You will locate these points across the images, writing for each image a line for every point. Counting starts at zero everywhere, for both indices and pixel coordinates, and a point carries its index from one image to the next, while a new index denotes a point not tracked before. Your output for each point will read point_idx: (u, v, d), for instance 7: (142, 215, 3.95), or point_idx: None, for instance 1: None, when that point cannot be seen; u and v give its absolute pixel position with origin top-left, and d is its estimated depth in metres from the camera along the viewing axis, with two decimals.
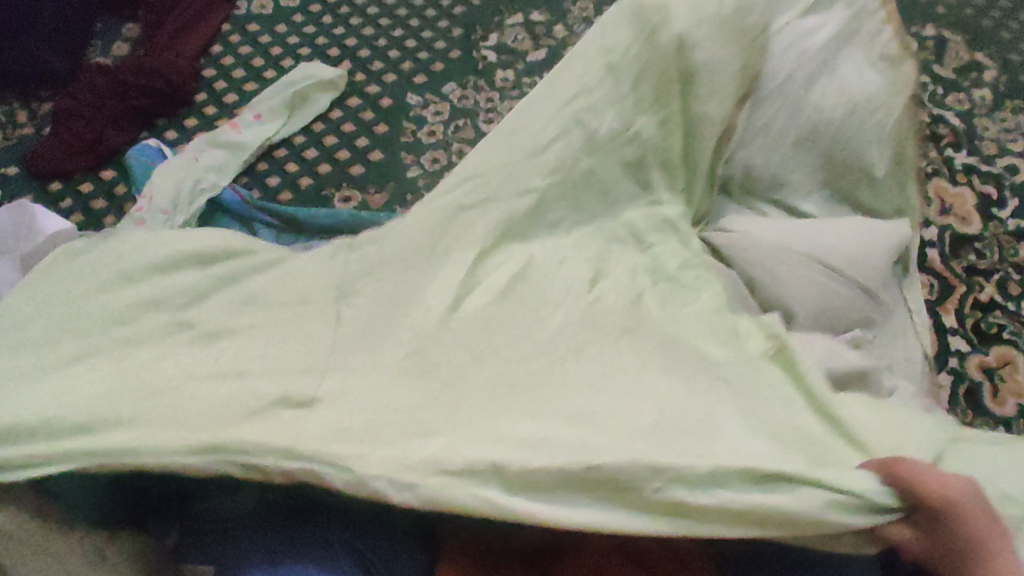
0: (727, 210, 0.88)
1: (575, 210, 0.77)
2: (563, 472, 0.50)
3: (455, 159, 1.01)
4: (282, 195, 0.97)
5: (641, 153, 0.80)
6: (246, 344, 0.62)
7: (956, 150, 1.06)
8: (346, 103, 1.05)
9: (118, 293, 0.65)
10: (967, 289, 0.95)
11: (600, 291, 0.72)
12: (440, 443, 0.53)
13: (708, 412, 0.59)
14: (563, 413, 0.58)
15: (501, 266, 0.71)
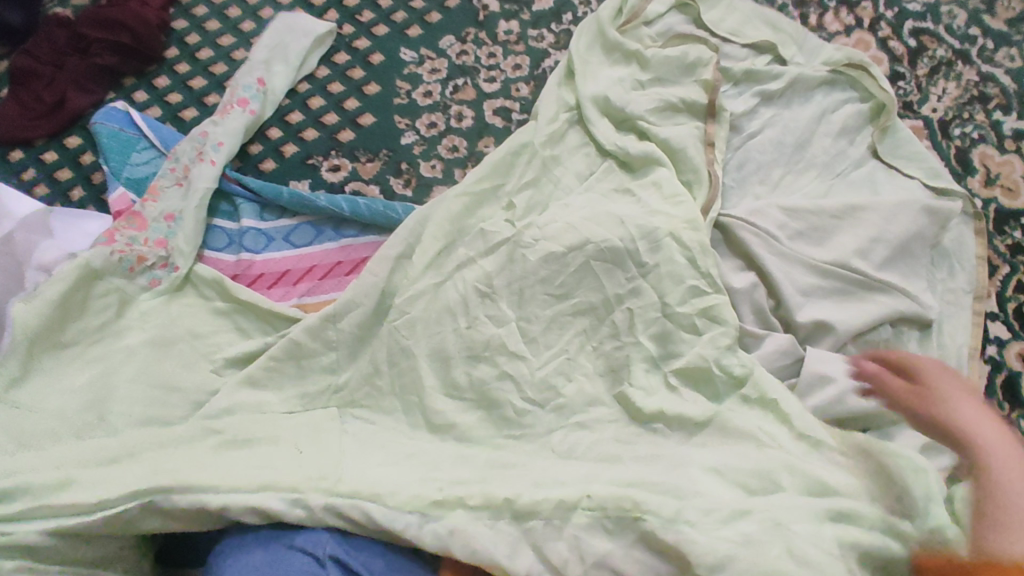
0: (733, 221, 0.85)
1: (559, 259, 0.80)
2: (527, 500, 0.66)
3: (454, 124, 0.92)
4: (265, 164, 0.89)
5: (627, 193, 0.86)
6: (265, 420, 0.73)
7: (1006, 113, 0.96)
8: (333, 59, 0.95)
9: (150, 368, 0.75)
10: (1009, 271, 0.89)
11: (579, 361, 0.78)
12: (435, 493, 0.68)
13: (663, 459, 0.71)
14: (535, 467, 0.71)
15: (498, 325, 0.78)
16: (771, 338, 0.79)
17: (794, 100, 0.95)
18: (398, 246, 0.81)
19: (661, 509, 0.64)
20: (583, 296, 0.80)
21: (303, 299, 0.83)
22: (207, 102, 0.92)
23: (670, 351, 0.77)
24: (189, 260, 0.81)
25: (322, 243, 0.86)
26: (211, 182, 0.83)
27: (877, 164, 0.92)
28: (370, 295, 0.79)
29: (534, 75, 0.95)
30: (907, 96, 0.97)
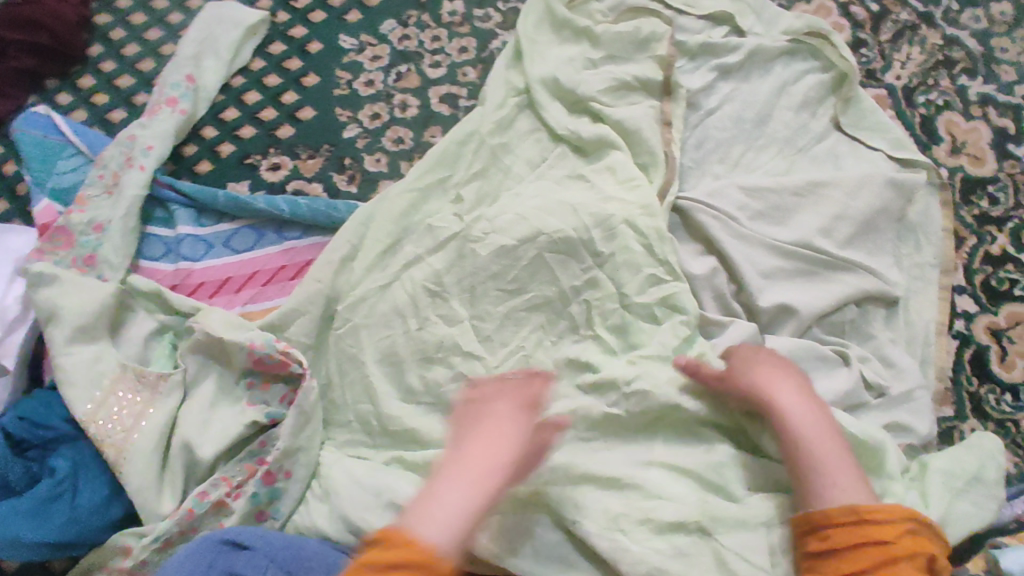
0: (692, 202, 0.82)
1: (509, 250, 0.77)
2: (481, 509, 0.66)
3: (398, 115, 0.87)
4: (200, 166, 0.85)
5: (580, 178, 0.82)
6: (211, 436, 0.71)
7: (971, 78, 0.93)
8: (268, 49, 0.90)
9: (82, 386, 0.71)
10: (976, 242, 0.87)
11: (536, 357, 0.75)
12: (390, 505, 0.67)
13: (622, 460, 0.68)
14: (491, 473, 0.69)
15: (449, 325, 0.75)
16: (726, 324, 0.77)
17: (753, 72, 0.91)
18: (342, 249, 0.78)
19: (615, 512, 0.64)
20: (538, 290, 0.76)
21: (246, 307, 0.79)
22: (136, 102, 0.87)
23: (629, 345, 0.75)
24: (121, 272, 0.76)
25: (264, 247, 0.82)
26: (141, 190, 0.79)
27: (840, 136, 0.89)
28: (316, 302, 0.76)
29: (480, 58, 0.91)
30: (870, 64, 0.94)
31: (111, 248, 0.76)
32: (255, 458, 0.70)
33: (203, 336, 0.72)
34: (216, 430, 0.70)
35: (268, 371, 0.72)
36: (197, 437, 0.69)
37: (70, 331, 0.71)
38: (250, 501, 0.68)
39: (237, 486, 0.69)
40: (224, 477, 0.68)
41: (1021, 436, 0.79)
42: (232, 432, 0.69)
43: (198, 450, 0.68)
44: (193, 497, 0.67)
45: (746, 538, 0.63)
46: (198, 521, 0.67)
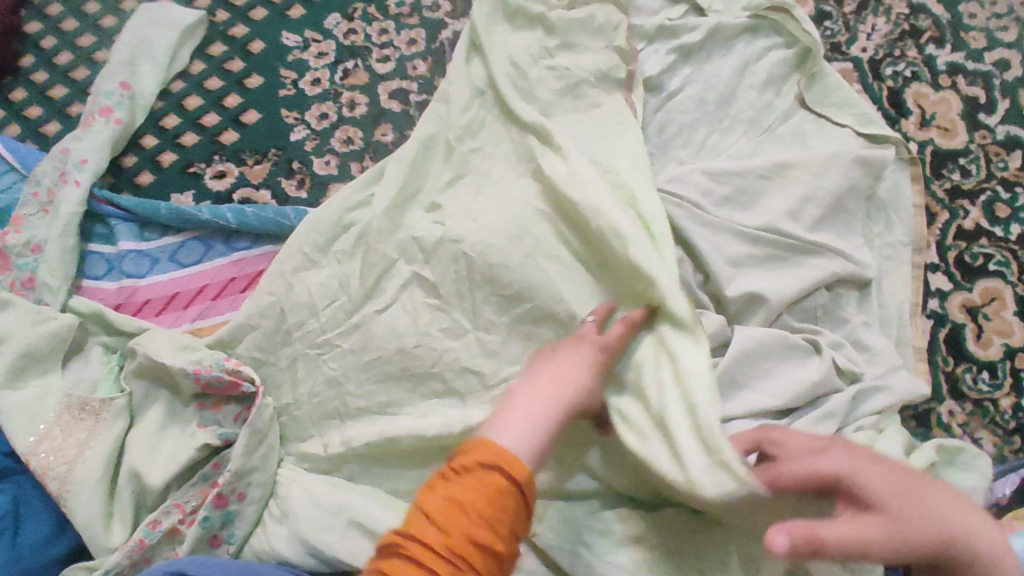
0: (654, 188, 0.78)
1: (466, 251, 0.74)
2: None
3: (347, 114, 0.84)
4: (142, 177, 0.81)
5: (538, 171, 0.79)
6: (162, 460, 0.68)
7: (939, 47, 0.90)
8: (208, 51, 0.87)
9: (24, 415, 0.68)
10: (948, 218, 0.84)
11: None
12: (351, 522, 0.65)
13: None
14: None
15: None
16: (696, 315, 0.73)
17: (714, 52, 0.88)
18: (293, 259, 0.74)
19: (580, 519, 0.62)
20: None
21: (195, 323, 0.76)
22: (70, 113, 0.83)
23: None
24: (60, 295, 0.73)
25: (211, 259, 0.79)
26: (77, 207, 0.75)
27: (806, 114, 0.86)
28: (266, 315, 0.73)
29: (430, 50, 0.87)
30: (835, 37, 0.91)
31: (49, 270, 0.73)
32: (208, 481, 0.68)
33: (147, 358, 0.69)
34: (165, 455, 0.68)
35: (219, 393, 0.70)
36: (146, 465, 0.67)
37: (6, 358, 0.68)
38: (205, 526, 0.66)
39: (191, 511, 0.67)
40: (176, 503, 0.66)
41: (999, 415, 0.77)
42: (182, 457, 0.67)
43: (147, 477, 0.66)
44: (142, 526, 0.65)
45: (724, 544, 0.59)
46: (150, 551, 0.65)
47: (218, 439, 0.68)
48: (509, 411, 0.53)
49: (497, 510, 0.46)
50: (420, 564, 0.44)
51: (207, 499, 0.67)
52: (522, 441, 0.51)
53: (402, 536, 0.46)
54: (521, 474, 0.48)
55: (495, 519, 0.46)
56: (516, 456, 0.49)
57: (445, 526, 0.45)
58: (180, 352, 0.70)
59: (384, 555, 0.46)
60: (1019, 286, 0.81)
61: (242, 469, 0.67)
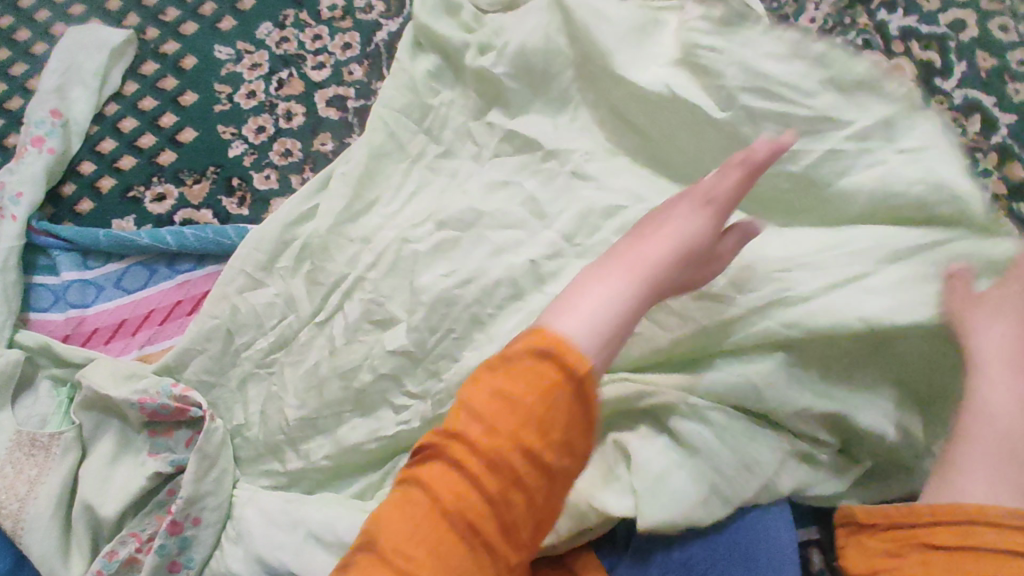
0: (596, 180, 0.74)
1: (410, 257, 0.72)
2: None
3: (283, 125, 0.83)
4: (83, 204, 0.81)
5: None
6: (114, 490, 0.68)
7: (891, 12, 0.87)
8: (141, 70, 0.85)
9: None
10: None
11: None
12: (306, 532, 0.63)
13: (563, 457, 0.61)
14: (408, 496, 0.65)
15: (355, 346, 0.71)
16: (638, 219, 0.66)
17: None
18: (237, 279, 0.74)
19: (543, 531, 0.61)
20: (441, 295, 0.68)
21: (144, 349, 0.76)
22: (7, 144, 0.82)
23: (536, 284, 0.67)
24: (5, 330, 0.73)
25: (156, 283, 0.78)
26: (15, 239, 0.75)
27: None
28: (213, 338, 0.72)
29: (366, 53, 0.85)
30: (781, 10, 0.89)
31: None
32: (164, 508, 0.67)
33: (93, 390, 0.69)
34: (117, 485, 0.67)
35: (169, 419, 0.69)
36: (98, 497, 0.66)
37: None
38: (161, 554, 0.65)
39: (148, 539, 0.66)
40: (133, 531, 0.66)
41: None
42: (134, 487, 0.67)
43: (101, 509, 0.66)
44: (100, 558, 0.65)
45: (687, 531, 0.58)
46: None
47: (168, 466, 0.67)
48: (593, 272, 0.48)
49: (545, 401, 0.42)
50: (493, 473, 0.42)
51: (162, 527, 0.66)
52: (588, 327, 0.45)
53: (447, 438, 0.44)
54: (578, 363, 0.43)
55: (548, 409, 0.42)
56: (581, 349, 0.44)
57: (489, 420, 0.43)
58: (126, 382, 0.69)
59: (418, 462, 0.44)
60: None
61: (195, 494, 0.66)
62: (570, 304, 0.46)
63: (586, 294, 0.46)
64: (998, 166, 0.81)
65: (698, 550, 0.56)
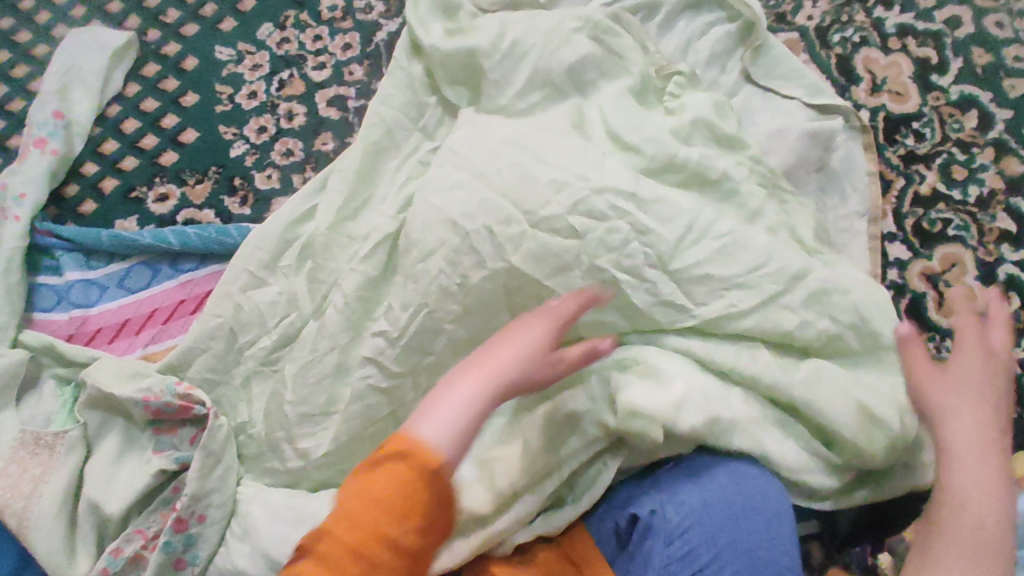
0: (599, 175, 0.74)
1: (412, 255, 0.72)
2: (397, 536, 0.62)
3: (285, 125, 0.83)
4: (85, 205, 0.81)
5: None
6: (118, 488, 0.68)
7: (887, 9, 0.88)
8: (142, 72, 0.86)
9: None
10: (904, 184, 0.82)
11: None
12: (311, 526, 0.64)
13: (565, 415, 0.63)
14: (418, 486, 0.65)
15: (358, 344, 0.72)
16: (586, 198, 0.68)
17: (655, 33, 0.86)
18: (240, 278, 0.74)
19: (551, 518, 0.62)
20: (422, 274, 0.68)
21: (148, 348, 0.76)
22: (9, 145, 0.83)
23: (503, 254, 0.67)
24: (9, 331, 0.73)
25: (159, 283, 0.78)
26: (19, 240, 0.75)
27: (752, 90, 0.84)
28: (216, 336, 0.72)
29: (366, 53, 0.85)
30: (779, 7, 0.89)
31: None
32: (169, 505, 0.68)
33: (97, 389, 0.69)
34: (122, 483, 0.68)
35: (173, 417, 0.69)
36: (103, 495, 0.67)
37: None
38: (167, 551, 0.65)
39: (154, 536, 0.66)
40: (137, 529, 0.66)
41: None
42: (140, 484, 0.67)
43: (106, 507, 0.66)
44: (105, 555, 0.65)
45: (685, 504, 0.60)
46: None
47: (174, 464, 0.68)
48: (449, 380, 0.51)
49: (407, 501, 0.44)
50: (360, 557, 0.44)
51: (167, 524, 0.66)
52: (443, 430, 0.48)
53: (318, 534, 0.45)
54: (429, 461, 0.46)
55: (405, 501, 0.44)
56: (431, 447, 0.47)
57: (354, 518, 0.44)
58: (130, 381, 0.70)
59: (298, 559, 0.45)
60: (979, 249, 0.79)
61: (199, 491, 0.67)
62: (423, 410, 0.49)
63: (441, 399, 0.50)
64: (994, 161, 0.82)
65: (698, 535, 0.58)
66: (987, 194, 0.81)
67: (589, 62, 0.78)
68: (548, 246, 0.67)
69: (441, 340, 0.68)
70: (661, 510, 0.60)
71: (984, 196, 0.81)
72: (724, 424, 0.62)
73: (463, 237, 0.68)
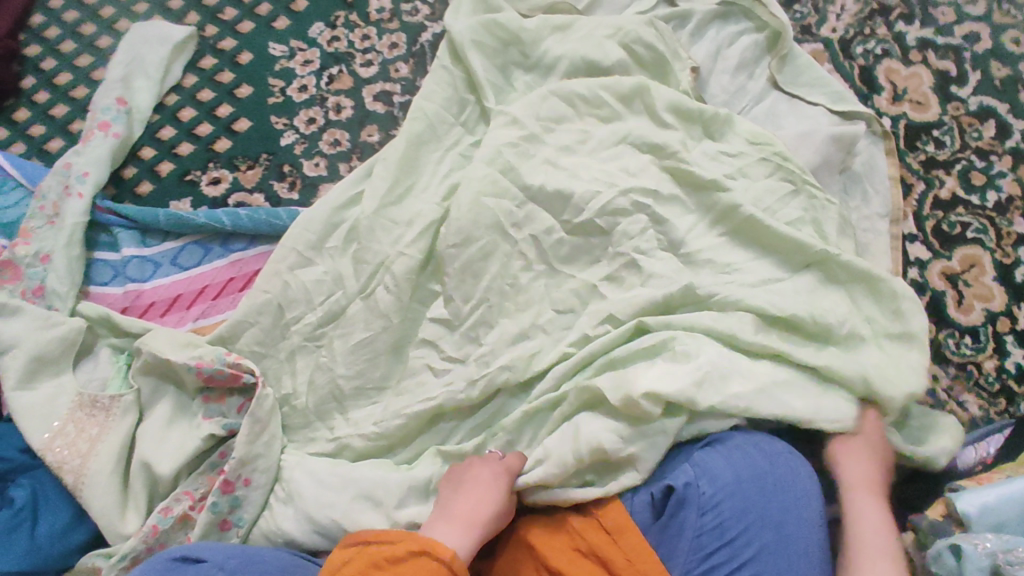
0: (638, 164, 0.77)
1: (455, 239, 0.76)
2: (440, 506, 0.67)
3: (333, 117, 0.88)
4: (143, 187, 0.86)
5: None
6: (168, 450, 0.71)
7: (908, 24, 0.92)
8: (199, 65, 0.91)
9: (38, 413, 0.71)
10: (924, 188, 0.86)
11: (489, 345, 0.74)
12: (356, 491, 0.68)
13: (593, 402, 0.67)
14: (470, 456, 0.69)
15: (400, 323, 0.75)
16: (613, 196, 0.74)
17: (686, 39, 0.90)
18: (288, 257, 0.77)
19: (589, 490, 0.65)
20: (482, 271, 0.74)
21: (197, 322, 0.80)
22: (72, 129, 0.87)
23: (547, 254, 0.74)
24: (69, 300, 0.77)
25: (210, 261, 0.82)
26: (83, 217, 0.79)
27: (778, 95, 0.88)
28: (264, 312, 0.76)
29: (411, 52, 0.90)
30: (805, 19, 0.94)
31: (54, 276, 0.77)
32: (216, 469, 0.71)
33: (151, 356, 0.72)
34: (173, 445, 0.71)
35: (222, 385, 0.73)
36: (155, 455, 0.70)
37: (19, 361, 0.71)
38: (214, 512, 0.68)
39: (201, 498, 0.70)
40: (186, 490, 0.69)
41: (983, 377, 0.79)
42: (190, 447, 0.70)
43: (157, 467, 0.69)
44: (156, 513, 0.68)
45: (713, 473, 0.62)
46: (164, 536, 0.68)
47: (222, 429, 0.71)
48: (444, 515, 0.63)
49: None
50: None
51: (215, 486, 0.69)
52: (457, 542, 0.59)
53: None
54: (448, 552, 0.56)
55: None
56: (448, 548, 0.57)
57: None
58: (183, 349, 0.73)
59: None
60: (997, 251, 0.82)
61: (247, 457, 0.70)
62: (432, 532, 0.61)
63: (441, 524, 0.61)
64: (1012, 169, 0.85)
65: (728, 509, 0.61)
66: (1005, 199, 0.84)
67: (620, 67, 0.84)
68: (583, 244, 0.74)
69: (494, 334, 0.72)
70: (695, 482, 0.62)
71: (1003, 202, 0.84)
72: (738, 406, 0.64)
73: (512, 246, 0.74)
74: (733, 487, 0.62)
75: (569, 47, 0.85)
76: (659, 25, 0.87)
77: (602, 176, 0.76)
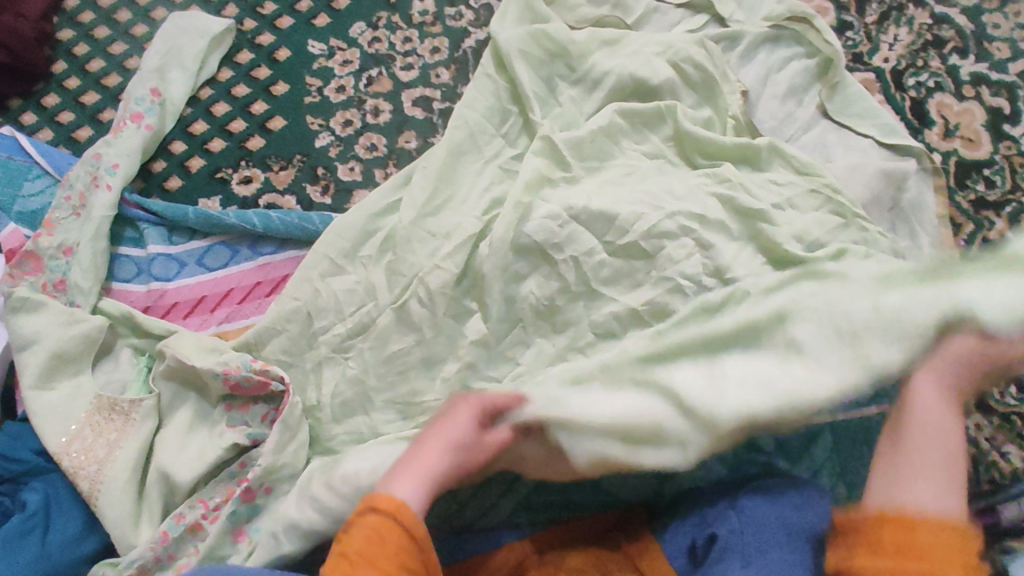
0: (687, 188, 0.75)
1: None
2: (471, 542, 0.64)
3: (370, 121, 0.85)
4: (172, 182, 0.83)
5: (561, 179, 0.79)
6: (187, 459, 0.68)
7: (962, 57, 0.90)
8: (236, 59, 0.88)
9: (55, 414, 0.68)
10: (972, 229, 0.84)
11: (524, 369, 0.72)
12: None
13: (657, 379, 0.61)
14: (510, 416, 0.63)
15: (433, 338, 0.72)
16: (660, 220, 0.72)
17: (736, 61, 0.88)
18: (321, 264, 0.75)
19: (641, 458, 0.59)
20: (522, 294, 0.72)
21: (221, 327, 0.77)
22: (103, 118, 0.85)
23: (588, 277, 0.72)
24: (91, 296, 0.74)
25: (238, 263, 0.80)
26: (110, 211, 0.77)
27: (828, 125, 0.86)
28: (293, 320, 0.74)
29: (453, 57, 0.88)
30: (857, 47, 0.92)
31: (78, 270, 0.74)
32: (235, 479, 0.68)
33: (174, 359, 0.70)
34: (192, 454, 0.68)
35: (247, 394, 0.70)
36: (174, 464, 0.67)
37: (39, 359, 0.69)
38: (232, 526, 0.66)
39: (215, 507, 0.67)
40: (201, 498, 0.67)
41: None
42: (211, 456, 0.68)
43: (176, 477, 0.67)
44: (168, 519, 0.65)
45: (762, 528, 0.60)
46: (174, 546, 0.65)
47: (247, 439, 0.68)
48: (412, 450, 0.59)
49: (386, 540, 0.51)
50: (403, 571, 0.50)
51: (233, 496, 0.67)
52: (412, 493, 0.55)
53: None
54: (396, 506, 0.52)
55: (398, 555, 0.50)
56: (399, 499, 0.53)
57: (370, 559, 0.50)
58: (208, 355, 0.71)
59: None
60: None
61: (269, 471, 0.67)
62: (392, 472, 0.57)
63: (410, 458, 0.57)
64: None
65: (775, 560, 0.57)
66: None
67: (669, 86, 0.82)
68: (625, 268, 0.72)
69: (530, 353, 0.72)
70: (740, 530, 0.60)
71: None
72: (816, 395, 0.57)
73: (552, 266, 0.72)
74: (783, 543, 0.59)
75: (617, 63, 0.83)
76: (710, 45, 0.85)
77: (648, 200, 0.73)
